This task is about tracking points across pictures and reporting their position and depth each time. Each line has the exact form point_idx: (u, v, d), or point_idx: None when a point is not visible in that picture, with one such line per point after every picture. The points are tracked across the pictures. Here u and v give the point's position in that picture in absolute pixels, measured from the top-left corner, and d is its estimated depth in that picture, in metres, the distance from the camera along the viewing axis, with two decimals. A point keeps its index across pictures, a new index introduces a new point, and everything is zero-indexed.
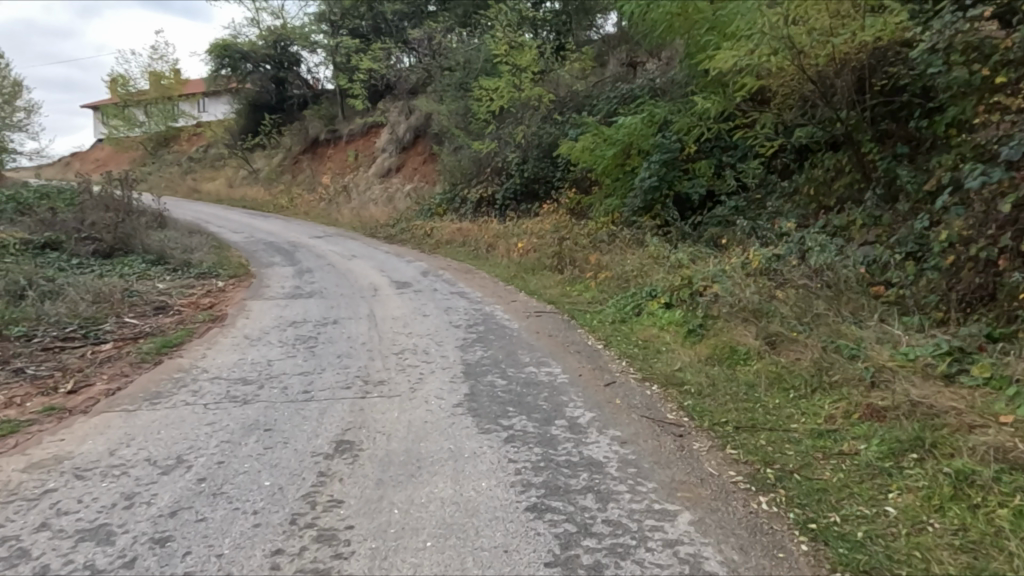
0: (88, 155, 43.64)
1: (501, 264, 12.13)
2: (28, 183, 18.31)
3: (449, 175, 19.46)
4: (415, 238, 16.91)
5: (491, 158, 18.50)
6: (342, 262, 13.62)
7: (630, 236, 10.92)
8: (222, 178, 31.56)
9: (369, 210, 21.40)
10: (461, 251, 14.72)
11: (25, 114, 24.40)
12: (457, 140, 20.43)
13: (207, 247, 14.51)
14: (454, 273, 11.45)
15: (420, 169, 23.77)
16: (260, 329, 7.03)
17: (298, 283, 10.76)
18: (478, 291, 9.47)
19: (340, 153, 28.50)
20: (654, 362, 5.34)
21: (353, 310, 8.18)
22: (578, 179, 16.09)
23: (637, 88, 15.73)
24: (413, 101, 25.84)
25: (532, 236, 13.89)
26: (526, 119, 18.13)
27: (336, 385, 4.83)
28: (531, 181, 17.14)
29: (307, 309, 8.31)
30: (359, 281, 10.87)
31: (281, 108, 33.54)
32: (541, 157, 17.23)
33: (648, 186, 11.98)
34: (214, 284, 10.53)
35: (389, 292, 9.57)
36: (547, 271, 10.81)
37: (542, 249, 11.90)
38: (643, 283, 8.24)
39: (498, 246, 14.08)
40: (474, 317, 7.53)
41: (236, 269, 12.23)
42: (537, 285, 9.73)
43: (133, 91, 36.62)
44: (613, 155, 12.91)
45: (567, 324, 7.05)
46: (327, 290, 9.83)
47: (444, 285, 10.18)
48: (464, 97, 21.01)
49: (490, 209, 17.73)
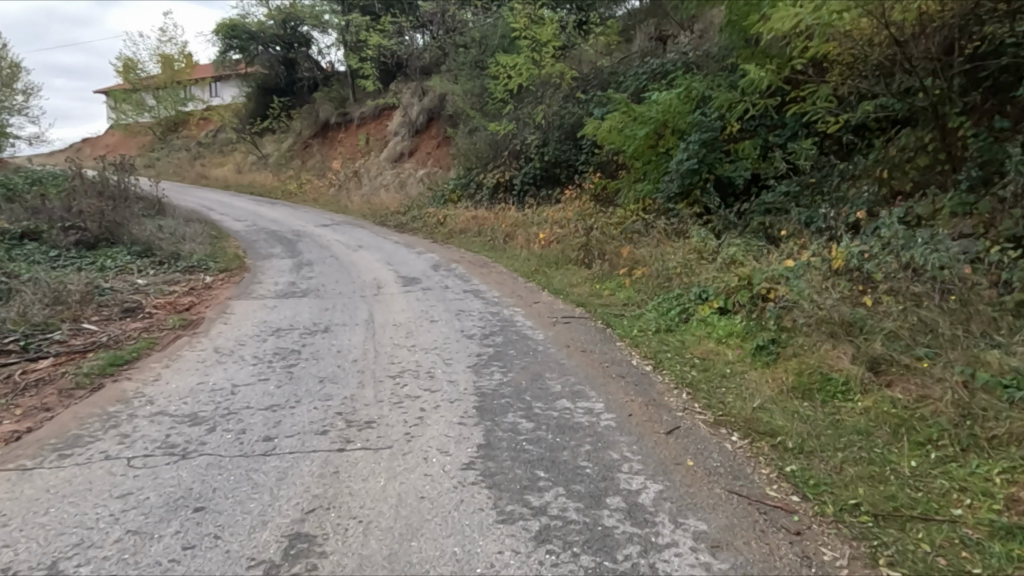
0: (99, 141, 42.89)
1: (521, 257, 10.95)
2: (20, 168, 17.37)
3: (463, 158, 18.24)
4: (427, 227, 15.75)
5: (509, 141, 17.27)
6: (347, 253, 12.49)
7: (666, 226, 9.68)
8: (231, 164, 30.58)
9: (379, 197, 20.26)
10: (475, 241, 13.56)
11: (24, 97, 23.55)
12: (473, 121, 19.20)
13: (202, 237, 13.48)
14: (468, 268, 10.28)
15: (433, 153, 22.55)
16: (235, 339, 5.92)
17: (293, 278, 9.66)
18: (495, 290, 8.30)
19: (351, 137, 27.37)
20: (722, 393, 4.13)
21: (349, 313, 7.04)
22: (604, 162, 14.81)
23: (669, 63, 14.34)
24: (427, 82, 24.60)
25: (555, 226, 12.69)
26: (546, 98, 16.83)
27: (310, 427, 3.68)
28: (552, 165, 15.89)
29: (296, 312, 7.19)
30: (361, 277, 9.74)
31: (291, 91, 32.45)
32: (563, 139, 15.96)
33: (685, 170, 10.70)
34: (200, 280, 9.45)
35: (393, 291, 8.42)
36: (573, 266, 9.62)
37: (566, 240, 10.70)
38: (689, 283, 7.01)
39: (517, 235, 12.88)
40: (490, 324, 6.35)
41: (228, 261, 11.14)
42: (561, 282, 8.54)
43: (142, 74, 35.72)
44: (644, 135, 11.62)
45: (602, 335, 5.85)
46: (324, 288, 8.71)
47: (456, 282, 9.02)
48: (480, 77, 19.74)
49: (508, 195, 16.50)
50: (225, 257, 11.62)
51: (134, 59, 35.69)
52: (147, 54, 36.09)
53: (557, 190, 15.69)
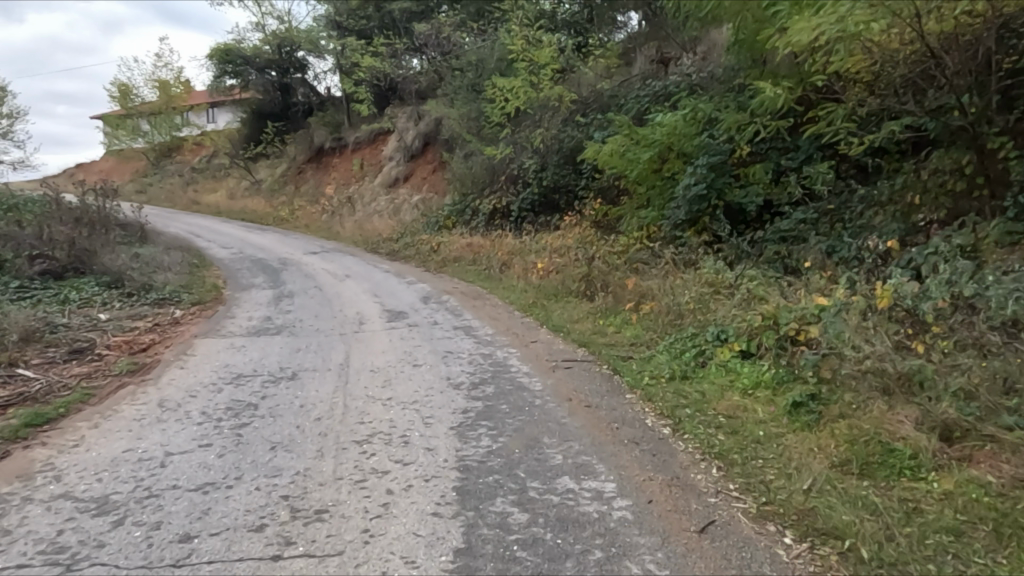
0: (93, 166, 42.40)
1: (517, 287, 10.23)
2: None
3: (459, 184, 17.63)
4: (420, 254, 15.06)
5: (506, 166, 16.68)
6: (333, 283, 11.75)
7: (675, 256, 8.97)
8: (223, 189, 30.00)
9: (373, 223, 19.62)
10: (470, 269, 12.85)
11: (9, 121, 23.00)
12: (469, 146, 18.63)
13: (181, 266, 12.77)
14: (460, 300, 9.54)
15: (429, 179, 21.97)
16: (187, 388, 5.15)
17: (269, 312, 8.90)
18: (489, 327, 7.54)
19: (346, 162, 26.81)
20: (762, 470, 3.36)
21: (321, 355, 6.27)
22: (605, 188, 14.18)
23: (672, 84, 13.76)
24: (423, 107, 24.14)
25: (554, 255, 12.00)
26: (545, 122, 16.26)
27: (246, 520, 2.91)
28: (551, 190, 15.27)
29: (265, 354, 6.41)
30: (342, 310, 8.99)
31: (286, 115, 32.04)
32: (563, 164, 15.36)
33: (693, 196, 10.02)
34: (168, 315, 8.71)
35: (376, 327, 7.66)
36: (575, 299, 8.88)
37: (567, 269, 9.98)
38: (705, 322, 6.27)
39: (514, 265, 12.19)
40: (481, 370, 5.58)
41: (203, 293, 10.39)
42: (561, 318, 7.79)
43: (138, 101, 35.36)
44: (649, 158, 10.97)
45: (610, 383, 5.08)
46: (301, 324, 7.97)
47: (444, 317, 8.26)
48: (476, 100, 19.22)
49: (505, 221, 15.84)
50: (201, 287, 10.89)
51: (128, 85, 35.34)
52: (142, 79, 35.78)
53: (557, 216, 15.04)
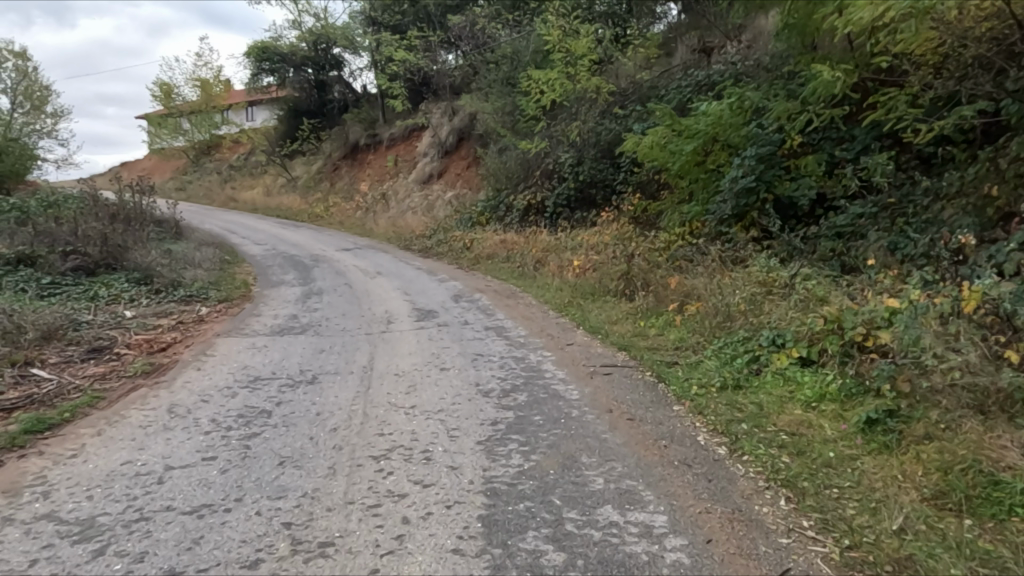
0: (136, 164, 43.23)
1: (552, 286, 9.79)
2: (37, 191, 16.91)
3: (492, 179, 17.22)
4: (452, 251, 14.71)
5: (541, 160, 16.21)
6: (363, 281, 11.47)
7: (721, 253, 8.41)
8: (260, 186, 30.17)
9: (406, 219, 19.35)
10: (503, 267, 12.45)
11: (53, 120, 23.41)
12: (503, 140, 18.23)
13: (212, 263, 12.66)
14: (493, 300, 9.14)
15: (463, 175, 21.62)
16: (200, 393, 4.84)
17: (296, 310, 8.63)
18: (522, 327, 7.11)
19: (380, 159, 26.65)
20: (839, 505, 2.87)
21: (344, 357, 5.92)
22: (644, 182, 13.62)
23: (716, 73, 13.11)
24: (457, 102, 23.82)
25: (591, 252, 11.52)
26: (581, 114, 15.76)
27: (244, 553, 2.55)
28: (587, 185, 14.75)
29: (285, 355, 6.09)
30: (370, 308, 8.67)
31: (321, 113, 32.10)
32: (600, 158, 14.84)
33: (740, 189, 9.42)
34: (193, 312, 8.50)
35: (404, 327, 7.29)
36: (614, 299, 8.39)
37: (604, 266, 9.49)
38: (759, 325, 5.73)
39: (549, 262, 11.75)
40: (513, 375, 5.15)
41: (231, 290, 10.19)
42: (599, 320, 7.31)
43: (179, 99, 35.88)
44: (692, 150, 10.40)
45: (654, 393, 4.60)
46: (327, 323, 7.66)
47: (475, 316, 7.86)
48: (511, 94, 18.80)
49: (539, 217, 15.38)
50: (230, 284, 10.71)
51: (169, 84, 35.87)
52: (182, 78, 36.31)
53: (594, 212, 14.52)
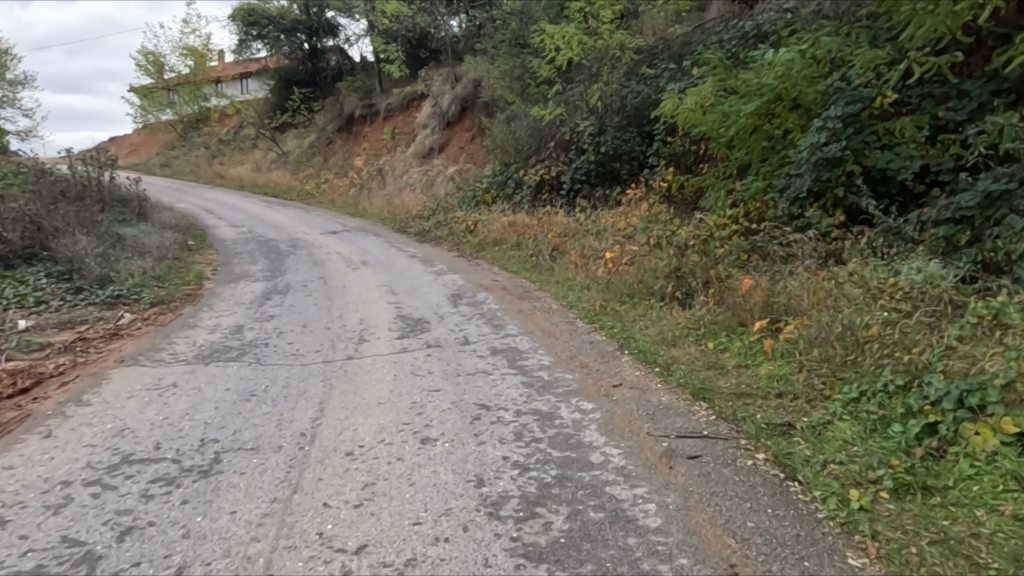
0: (126, 140, 41.05)
1: (578, 282, 7.79)
2: None
3: (499, 152, 15.07)
4: (453, 235, 12.64)
5: (556, 129, 14.06)
6: (344, 273, 9.45)
7: (805, 244, 6.37)
8: (249, 161, 27.97)
9: (402, 198, 17.26)
10: (513, 255, 10.41)
11: (17, 88, 21.33)
12: (511, 107, 16.05)
13: (168, 250, 10.68)
14: (503, 303, 7.12)
15: (466, 149, 19.45)
16: (9, 499, 2.86)
17: (246, 317, 6.64)
18: (541, 352, 5.09)
19: (377, 131, 24.43)
20: None
21: (278, 411, 3.92)
22: (679, 154, 11.55)
23: (768, 22, 10.92)
24: (460, 68, 21.56)
25: (621, 240, 9.48)
26: (602, 75, 13.57)
27: None
28: (610, 157, 12.67)
29: (196, 403, 4.09)
30: (343, 315, 6.65)
31: (315, 82, 29.88)
32: (625, 126, 12.71)
33: (819, 159, 7.33)
34: (109, 323, 6.51)
35: (380, 350, 5.28)
36: (664, 308, 6.35)
37: (645, 258, 7.44)
38: (917, 369, 3.71)
39: (571, 252, 9.72)
40: (538, 458, 3.16)
41: (175, 287, 8.20)
42: (652, 342, 5.30)
43: (169, 72, 33.71)
44: (752, 111, 8.29)
45: (795, 518, 2.63)
46: (276, 342, 5.64)
47: (479, 332, 5.84)
48: (521, 55, 16.57)
49: (554, 195, 13.27)
50: (178, 280, 8.70)
51: (156, 54, 33.60)
52: (168, 46, 34.03)
53: (620, 191, 12.45)
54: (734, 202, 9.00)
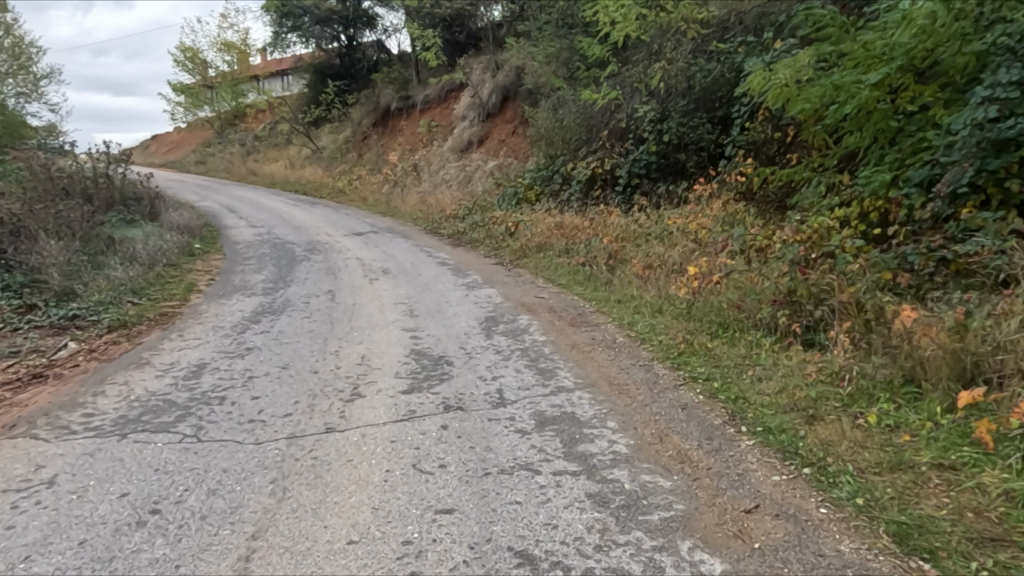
0: (167, 138, 40.62)
1: (648, 305, 6.07)
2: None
3: (544, 143, 13.36)
4: (490, 238, 11.00)
5: (610, 116, 12.27)
6: (362, 285, 7.90)
7: (984, 260, 4.50)
8: (282, 158, 26.86)
9: (437, 195, 15.69)
10: (561, 262, 8.72)
11: (45, 83, 20.55)
12: (557, 93, 14.32)
13: (164, 255, 9.31)
14: (554, 335, 5.42)
15: (507, 142, 17.76)
16: None
17: (217, 350, 5.12)
18: (613, 427, 3.38)
19: (413, 125, 22.97)
20: None
21: (172, 557, 2.33)
22: (759, 142, 9.82)
23: None
24: (502, 55, 19.95)
25: (695, 249, 7.71)
26: (663, 53, 11.75)
27: None
28: (674, 148, 10.91)
29: (58, 528, 2.54)
30: (341, 349, 5.05)
31: (352, 74, 28.61)
32: (693, 111, 10.89)
33: (982, 140, 5.40)
34: (40, 358, 5.04)
35: (378, 415, 3.65)
36: (779, 351, 4.58)
37: (739, 275, 5.66)
38: None
39: (633, 262, 8.00)
40: None
41: (151, 305, 6.75)
42: (779, 413, 3.54)
43: (212, 70, 33.02)
44: (878, 81, 6.37)
45: None
46: (236, 394, 4.07)
47: (518, 383, 4.15)
48: (568, 36, 14.81)
49: (608, 192, 11.51)
50: (159, 294, 7.26)
51: (194, 49, 32.82)
52: (206, 42, 33.33)
53: (687, 187, 10.67)
54: (845, 200, 7.13)
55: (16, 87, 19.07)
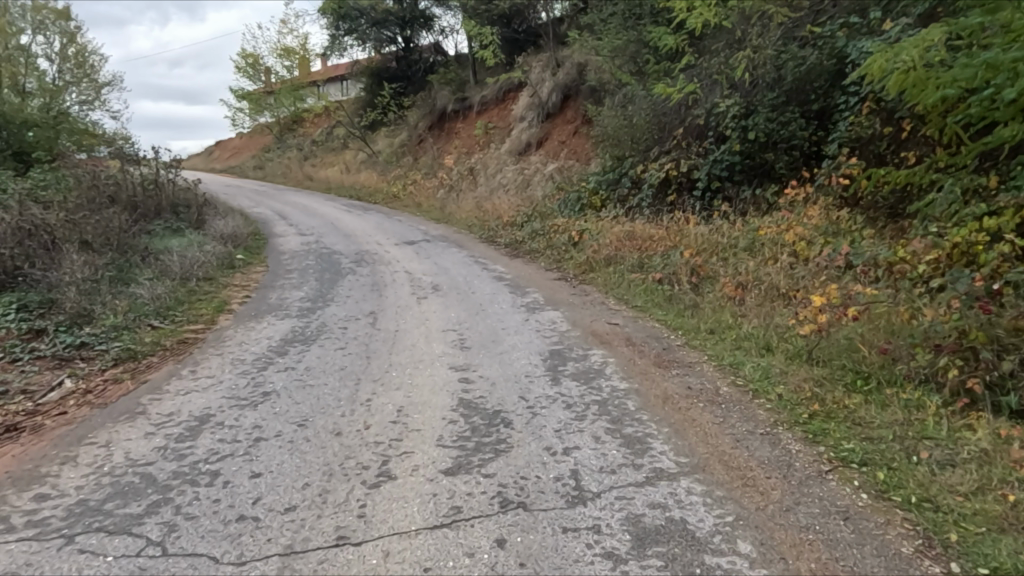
0: (229, 143, 41.12)
1: (752, 342, 4.91)
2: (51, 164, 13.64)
3: (610, 143, 12.21)
4: (551, 249, 9.95)
5: (685, 112, 11.04)
6: (410, 305, 6.97)
7: None
8: (339, 162, 26.50)
9: (494, 200, 14.75)
10: (633, 279, 7.59)
11: (107, 90, 20.57)
12: (625, 89, 13.17)
13: (200, 268, 8.63)
14: (639, 380, 4.33)
15: (568, 143, 16.66)
16: None
17: (229, 395, 4.25)
18: (749, 557, 2.32)
19: (469, 127, 22.14)
20: None
21: None
22: (866, 138, 8.47)
23: None
24: (563, 52, 18.89)
25: (799, 266, 6.49)
26: (747, 40, 10.46)
27: None
28: (761, 146, 9.62)
29: None
30: (375, 397, 4.10)
31: (408, 76, 28.07)
32: (783, 105, 9.59)
33: None
34: (25, 403, 4.26)
35: (413, 515, 2.67)
36: (955, 419, 3.37)
37: (877, 306, 4.44)
38: None
39: (722, 280, 6.82)
40: None
41: (171, 330, 5.97)
42: (997, 536, 2.38)
43: (274, 77, 32.65)
44: None
45: None
46: (233, 467, 3.15)
47: (600, 461, 3.11)
48: (636, 27, 13.63)
49: (684, 197, 10.32)
50: (184, 317, 6.49)
51: (255, 56, 32.93)
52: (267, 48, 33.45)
53: (777, 191, 9.39)
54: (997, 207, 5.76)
55: (79, 95, 18.97)
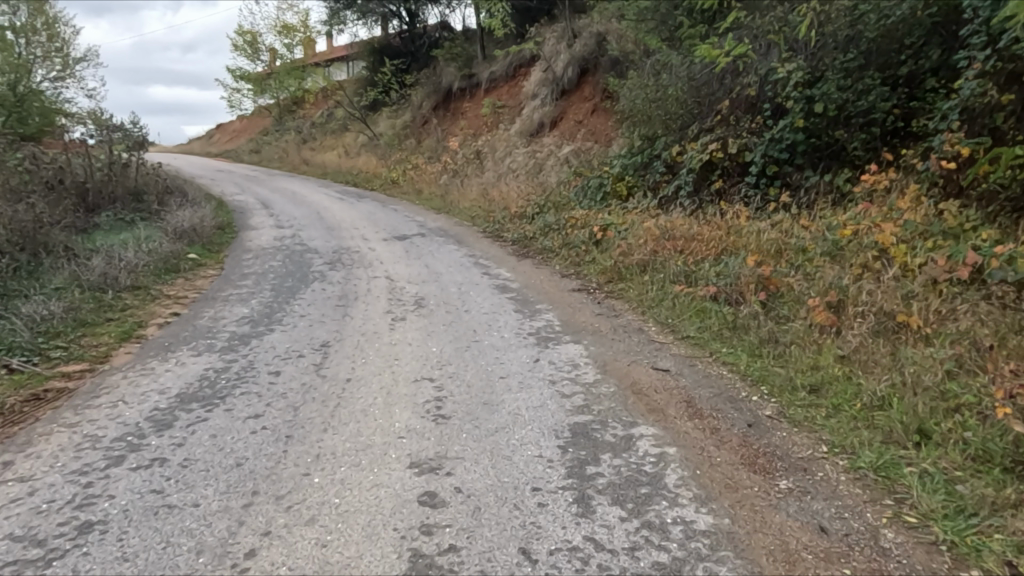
0: (229, 126, 39.35)
1: (899, 425, 3.05)
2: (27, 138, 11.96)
3: (637, 120, 10.30)
4: (568, 248, 8.09)
5: (731, 82, 9.04)
6: (380, 331, 5.16)
7: None
8: (338, 145, 24.68)
9: (501, 187, 12.91)
10: (680, 293, 5.72)
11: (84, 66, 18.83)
12: (654, 57, 11.21)
13: (128, 274, 6.86)
14: (733, 510, 2.49)
15: (586, 122, 14.74)
16: None
17: (19, 532, 2.47)
18: None
19: (476, 107, 20.18)
20: None
21: None
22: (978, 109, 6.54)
23: None
24: (579, 21, 16.89)
25: (919, 283, 4.62)
26: None
27: None
28: (831, 121, 7.70)
29: None
30: (262, 549, 2.32)
31: (413, 53, 26.11)
32: (858, 69, 7.64)
33: None
34: None
35: None
36: None
37: None
38: None
39: (806, 298, 4.95)
40: None
41: (33, 379, 4.20)
42: None
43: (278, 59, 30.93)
44: None
45: None
46: None
47: None
48: None
49: (731, 183, 8.43)
50: (66, 352, 4.73)
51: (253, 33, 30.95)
52: (265, 24, 31.55)
53: (852, 178, 7.47)
54: None
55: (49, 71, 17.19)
